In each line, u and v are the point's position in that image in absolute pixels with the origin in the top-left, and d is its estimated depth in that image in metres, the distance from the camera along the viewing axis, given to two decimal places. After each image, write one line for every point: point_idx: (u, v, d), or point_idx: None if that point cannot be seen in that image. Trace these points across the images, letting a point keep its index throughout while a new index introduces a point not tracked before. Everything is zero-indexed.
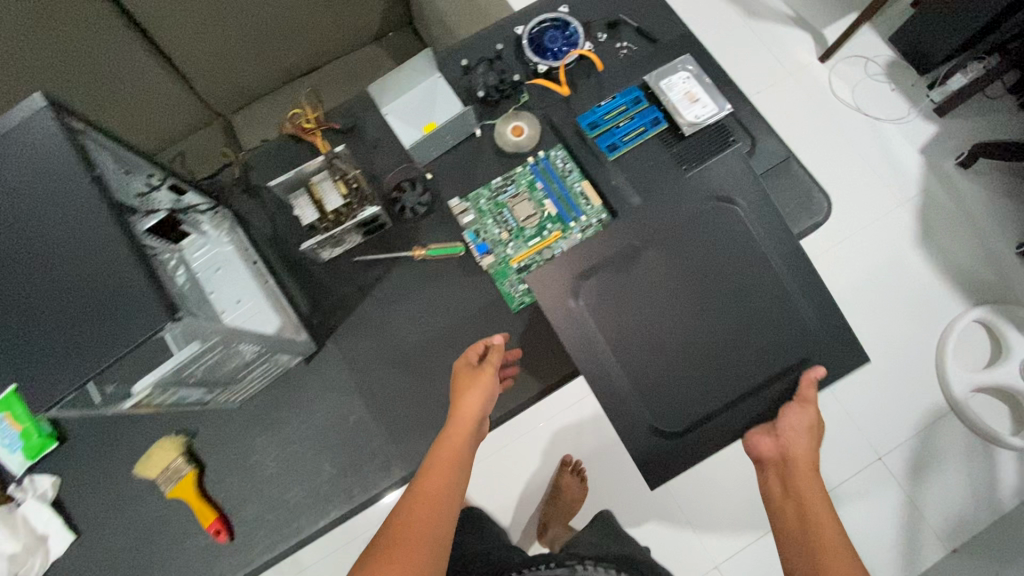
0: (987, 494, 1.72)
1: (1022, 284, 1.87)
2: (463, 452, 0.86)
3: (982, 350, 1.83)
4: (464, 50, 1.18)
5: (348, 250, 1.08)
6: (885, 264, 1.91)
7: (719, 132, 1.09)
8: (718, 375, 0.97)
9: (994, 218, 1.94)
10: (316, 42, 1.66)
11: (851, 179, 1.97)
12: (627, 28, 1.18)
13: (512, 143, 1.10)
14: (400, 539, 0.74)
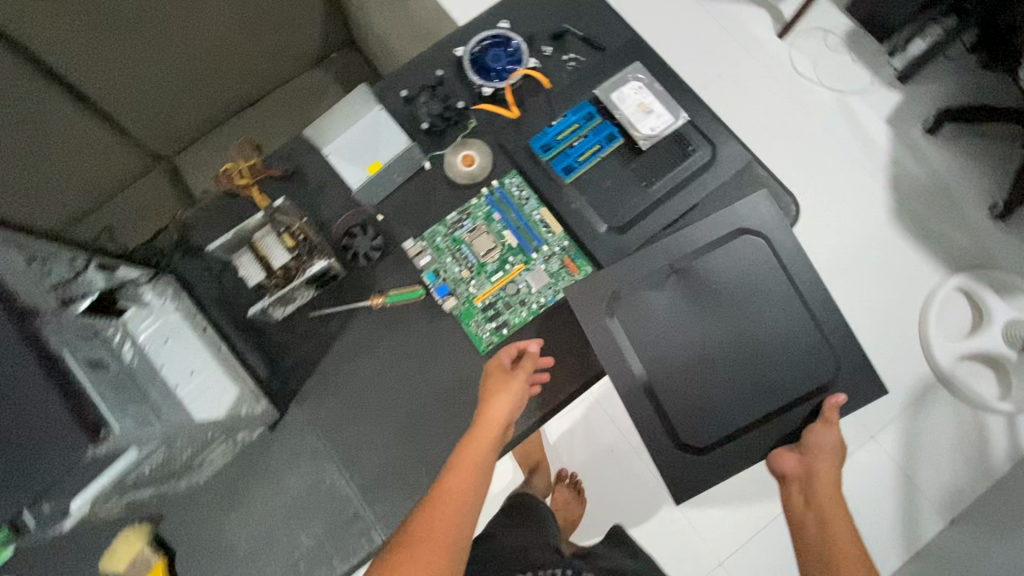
0: (980, 461, 1.73)
1: (996, 247, 1.86)
2: (485, 459, 0.84)
3: (964, 317, 1.82)
4: (403, 77, 1.11)
5: (303, 306, 1.02)
6: (862, 240, 1.88)
7: (677, 142, 1.04)
8: (738, 389, 1.00)
9: (965, 182, 1.92)
10: (253, 71, 1.57)
11: (821, 157, 1.94)
12: (573, 39, 1.13)
13: (464, 174, 1.05)
14: (419, 543, 0.74)
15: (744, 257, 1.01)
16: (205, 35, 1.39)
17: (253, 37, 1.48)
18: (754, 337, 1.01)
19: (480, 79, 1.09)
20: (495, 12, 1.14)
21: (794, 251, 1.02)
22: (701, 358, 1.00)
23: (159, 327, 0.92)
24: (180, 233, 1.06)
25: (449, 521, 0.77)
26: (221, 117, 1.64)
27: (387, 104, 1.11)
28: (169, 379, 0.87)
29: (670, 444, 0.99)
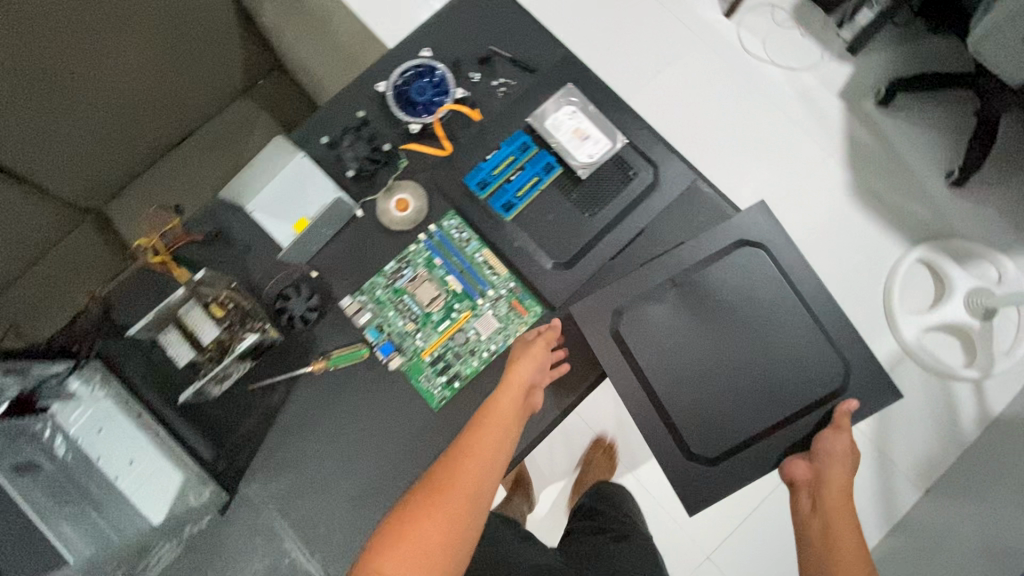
0: (950, 429, 1.76)
1: (956, 214, 1.84)
2: (509, 419, 0.88)
3: (927, 289, 1.81)
4: (324, 120, 1.04)
5: (243, 379, 0.97)
6: (825, 221, 1.85)
7: (618, 167, 1.00)
8: (727, 407, 0.99)
9: (923, 151, 1.88)
10: (175, 108, 1.46)
11: (778, 139, 1.89)
12: (501, 62, 1.06)
13: (398, 220, 0.99)
14: (449, 493, 0.79)
15: (746, 269, 0.99)
16: (113, 75, 1.29)
17: (167, 71, 1.37)
18: (714, 361, 0.99)
19: (407, 114, 1.02)
20: (415, 40, 1.07)
21: (743, 269, 1.00)
22: (705, 371, 0.99)
23: (91, 417, 0.88)
24: (100, 314, 0.99)
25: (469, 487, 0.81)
26: (148, 159, 1.53)
27: (309, 151, 1.03)
28: (107, 472, 0.84)
29: (680, 455, 0.98)
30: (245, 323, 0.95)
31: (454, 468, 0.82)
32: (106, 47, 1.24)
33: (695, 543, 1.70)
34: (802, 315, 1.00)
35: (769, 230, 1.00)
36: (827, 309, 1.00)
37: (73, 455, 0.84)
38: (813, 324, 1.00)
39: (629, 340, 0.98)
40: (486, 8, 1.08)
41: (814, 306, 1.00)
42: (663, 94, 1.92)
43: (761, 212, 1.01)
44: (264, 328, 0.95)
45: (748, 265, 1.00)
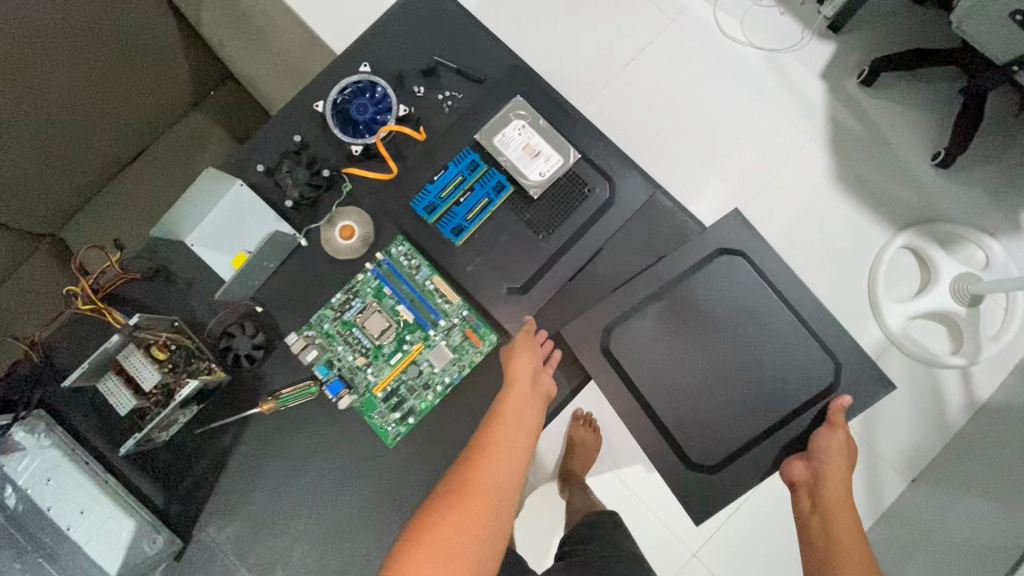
0: (935, 416, 1.64)
1: (944, 198, 1.68)
2: (518, 413, 0.85)
3: (912, 274, 1.67)
4: (263, 146, 0.99)
5: (190, 422, 0.94)
6: (806, 210, 1.69)
7: (573, 183, 0.95)
8: (694, 428, 0.96)
9: (911, 133, 1.71)
10: (122, 122, 1.30)
11: (760, 131, 1.71)
12: (446, 73, 1.00)
13: (342, 248, 0.94)
14: (469, 496, 0.75)
15: (725, 276, 0.96)
16: (44, 81, 1.13)
17: (106, 76, 1.22)
18: (680, 380, 0.97)
19: (349, 135, 0.97)
20: (355, 54, 1.01)
21: (705, 286, 0.97)
22: (671, 389, 0.97)
23: (40, 466, 0.87)
24: (41, 359, 0.95)
25: (488, 494, 0.76)
26: (97, 184, 1.35)
27: (249, 180, 0.99)
28: (58, 521, 0.85)
29: (680, 464, 0.96)
30: (191, 365, 0.91)
31: (468, 477, 0.77)
32: (30, 48, 1.09)
33: (680, 544, 1.54)
34: (769, 329, 0.97)
35: (731, 242, 0.96)
36: (793, 324, 0.96)
37: (24, 505, 0.85)
38: (779, 338, 0.97)
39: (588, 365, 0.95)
40: (428, 16, 1.02)
41: (783, 320, 0.96)
42: (625, 99, 1.74)
43: (722, 224, 0.96)
44: (210, 369, 0.92)
45: (711, 280, 0.96)
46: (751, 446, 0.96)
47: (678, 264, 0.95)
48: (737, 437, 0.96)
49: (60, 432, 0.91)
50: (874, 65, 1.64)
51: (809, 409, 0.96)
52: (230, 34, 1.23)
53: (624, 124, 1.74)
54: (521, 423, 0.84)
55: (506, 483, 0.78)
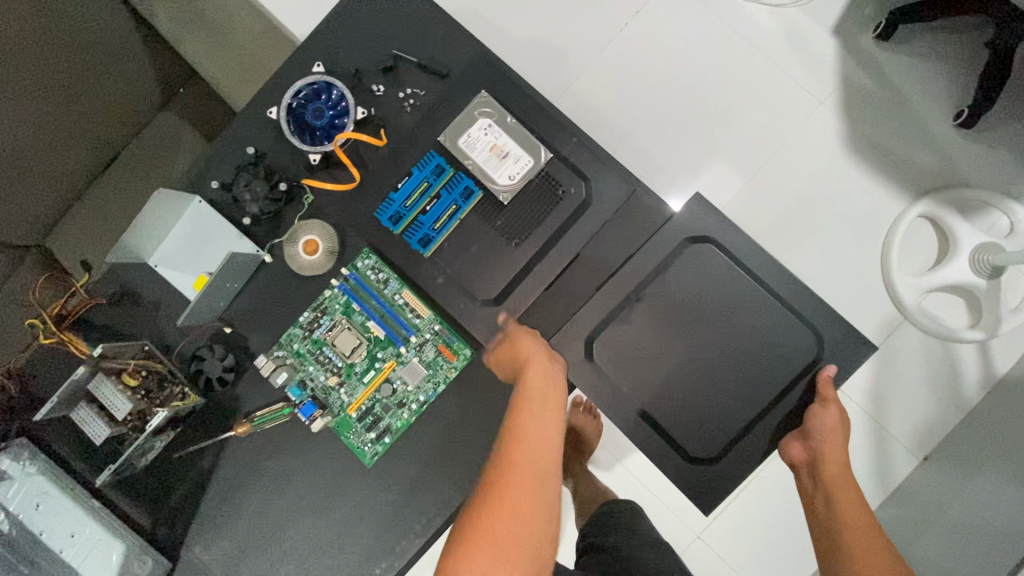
0: (948, 390, 1.41)
1: (973, 163, 1.41)
2: (545, 390, 0.78)
3: (927, 247, 1.41)
4: (220, 160, 0.95)
5: (169, 445, 0.93)
6: (816, 181, 1.43)
7: (545, 185, 0.89)
8: (687, 438, 0.89)
9: (941, 91, 1.43)
10: (94, 126, 1.21)
11: (769, 100, 1.43)
12: (407, 69, 0.93)
13: (307, 264, 0.90)
14: (514, 479, 0.69)
15: (712, 276, 0.89)
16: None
17: (66, 72, 1.12)
18: (670, 390, 0.89)
19: (305, 143, 0.91)
20: (310, 55, 0.95)
21: (693, 288, 0.89)
22: (656, 397, 0.90)
23: (29, 492, 0.86)
24: (16, 390, 0.93)
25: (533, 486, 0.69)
26: (75, 193, 1.26)
27: (209, 196, 0.95)
28: (51, 545, 0.84)
29: (683, 461, 0.89)
30: (165, 391, 0.90)
31: (509, 471, 0.69)
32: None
33: (681, 523, 1.33)
34: (765, 331, 0.89)
35: (719, 237, 0.89)
36: (790, 327, 0.89)
37: (19, 530, 0.85)
38: (776, 341, 0.89)
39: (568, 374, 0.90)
40: (385, 7, 0.94)
41: (780, 324, 0.89)
42: (608, 79, 1.46)
43: (708, 220, 0.89)
44: (183, 394, 0.91)
45: (695, 277, 0.89)
46: (739, 437, 0.89)
47: (662, 262, 0.89)
48: (723, 439, 0.89)
49: (43, 460, 0.89)
50: (895, 14, 1.35)
51: (795, 385, 0.89)
52: (189, 34, 1.18)
53: (611, 107, 1.46)
54: (545, 405, 0.76)
55: (548, 477, 0.70)
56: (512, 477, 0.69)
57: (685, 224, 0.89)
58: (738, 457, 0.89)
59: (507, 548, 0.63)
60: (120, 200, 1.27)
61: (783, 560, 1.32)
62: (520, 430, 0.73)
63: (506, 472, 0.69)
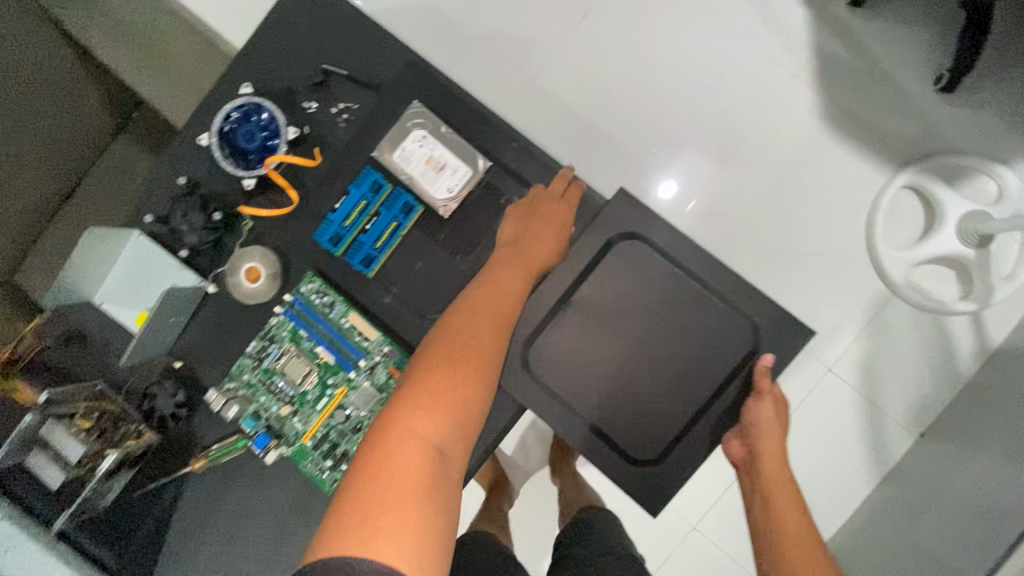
0: (943, 366, 1.27)
1: (960, 128, 1.27)
2: (535, 256, 0.84)
3: (910, 218, 1.28)
4: (154, 193, 0.93)
5: (129, 485, 0.91)
6: (794, 160, 1.29)
7: (484, 193, 0.89)
8: (631, 441, 0.88)
9: (923, 52, 1.28)
10: (47, 157, 1.15)
11: (744, 75, 1.29)
12: (338, 83, 0.90)
13: (251, 292, 0.88)
14: (476, 312, 0.77)
15: (657, 279, 0.87)
16: None
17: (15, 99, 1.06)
18: (621, 396, 0.87)
19: (240, 168, 0.88)
20: (240, 76, 0.92)
21: (642, 291, 0.87)
22: (603, 403, 0.87)
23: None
24: None
25: (488, 323, 0.77)
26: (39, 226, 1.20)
27: (146, 229, 0.91)
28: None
29: (626, 465, 0.88)
30: (118, 431, 0.87)
31: (474, 305, 0.78)
32: None
33: (674, 513, 1.26)
34: (716, 331, 0.87)
35: (664, 236, 0.87)
36: (742, 326, 0.87)
37: None
38: (730, 343, 0.87)
39: (511, 389, 0.87)
40: (310, 19, 0.91)
41: (731, 325, 0.87)
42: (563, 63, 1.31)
43: (651, 222, 0.86)
44: (138, 432, 0.89)
45: (637, 278, 0.87)
46: (681, 439, 0.87)
47: (602, 264, 0.88)
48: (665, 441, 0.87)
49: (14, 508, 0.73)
50: None
51: (733, 381, 0.87)
52: (129, 60, 1.15)
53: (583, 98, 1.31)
54: (519, 286, 0.82)
55: (503, 320, 0.79)
56: (471, 354, 0.74)
57: (624, 222, 0.88)
58: (690, 456, 0.87)
59: (461, 416, 0.68)
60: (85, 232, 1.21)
61: None
62: (484, 309, 0.78)
63: (468, 349, 0.74)
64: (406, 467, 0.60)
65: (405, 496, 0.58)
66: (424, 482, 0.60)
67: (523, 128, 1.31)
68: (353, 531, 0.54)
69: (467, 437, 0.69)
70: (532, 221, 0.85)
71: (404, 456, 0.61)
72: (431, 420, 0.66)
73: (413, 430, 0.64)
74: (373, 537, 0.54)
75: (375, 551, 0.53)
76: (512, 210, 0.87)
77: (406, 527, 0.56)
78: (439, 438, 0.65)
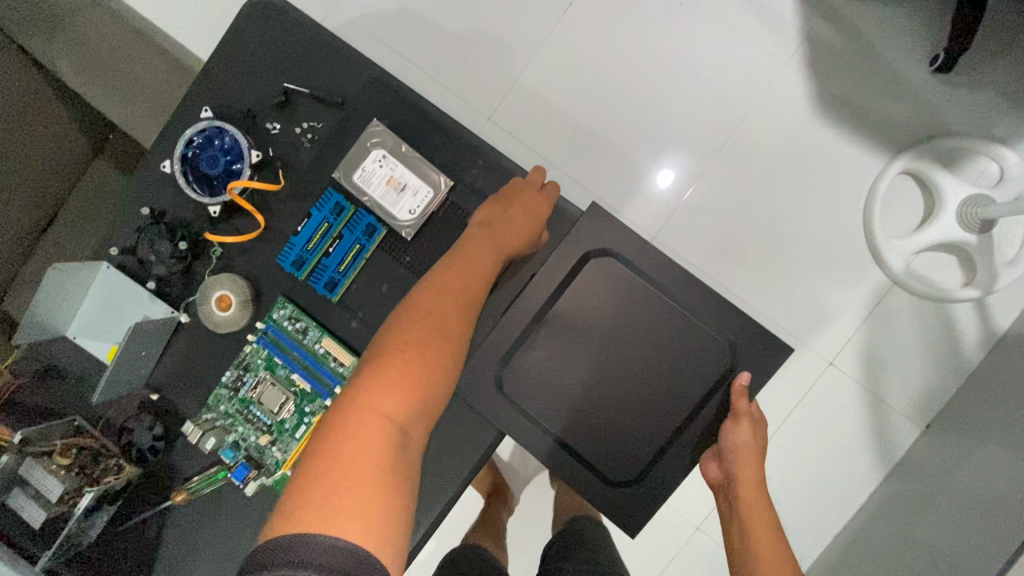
0: (948, 356, 1.21)
1: (959, 105, 1.21)
2: (507, 240, 0.83)
3: (908, 206, 1.22)
4: (122, 225, 0.91)
5: (112, 521, 0.89)
6: (787, 148, 1.23)
7: (447, 211, 0.89)
8: (607, 462, 0.92)
9: (916, 28, 1.22)
10: (20, 181, 1.09)
11: (729, 62, 1.24)
12: (301, 102, 0.90)
13: (223, 320, 0.85)
14: (443, 290, 0.76)
15: (630, 297, 0.91)
16: None
17: None
18: (605, 404, 0.91)
19: (204, 194, 0.87)
20: (203, 101, 0.91)
21: (614, 303, 0.91)
22: (584, 408, 0.91)
23: None
24: None
25: (457, 300, 0.76)
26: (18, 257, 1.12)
27: (114, 262, 0.90)
28: None
29: (602, 482, 0.92)
30: (99, 466, 0.85)
31: (441, 283, 0.76)
32: None
33: (674, 513, 1.18)
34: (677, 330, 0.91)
35: (624, 252, 0.91)
36: (713, 327, 0.91)
37: None
38: (704, 343, 0.91)
39: (489, 404, 0.92)
40: (270, 40, 0.91)
41: (701, 328, 0.91)
42: (541, 58, 1.26)
43: (620, 231, 0.91)
44: (118, 467, 0.87)
45: (612, 294, 0.91)
46: (663, 454, 0.91)
47: (578, 276, 0.91)
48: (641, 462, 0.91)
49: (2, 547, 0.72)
50: None
51: (714, 396, 0.91)
52: (96, 82, 1.12)
53: (563, 95, 1.26)
54: (487, 267, 0.81)
55: (470, 296, 0.78)
56: (436, 334, 0.71)
57: (591, 237, 0.91)
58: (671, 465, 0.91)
59: (424, 397, 0.66)
60: (62, 261, 1.13)
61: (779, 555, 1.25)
62: (450, 288, 0.75)
63: (433, 328, 0.72)
64: (368, 447, 0.59)
65: (368, 476, 0.56)
66: (386, 462, 0.59)
67: (500, 132, 1.27)
68: (308, 512, 0.52)
69: (430, 417, 0.67)
70: (509, 205, 0.86)
71: (368, 434, 0.60)
72: (394, 401, 0.63)
73: (373, 410, 0.62)
74: (334, 517, 0.52)
75: (336, 530, 0.51)
76: (490, 198, 0.88)
77: (367, 503, 0.54)
78: (402, 419, 0.63)
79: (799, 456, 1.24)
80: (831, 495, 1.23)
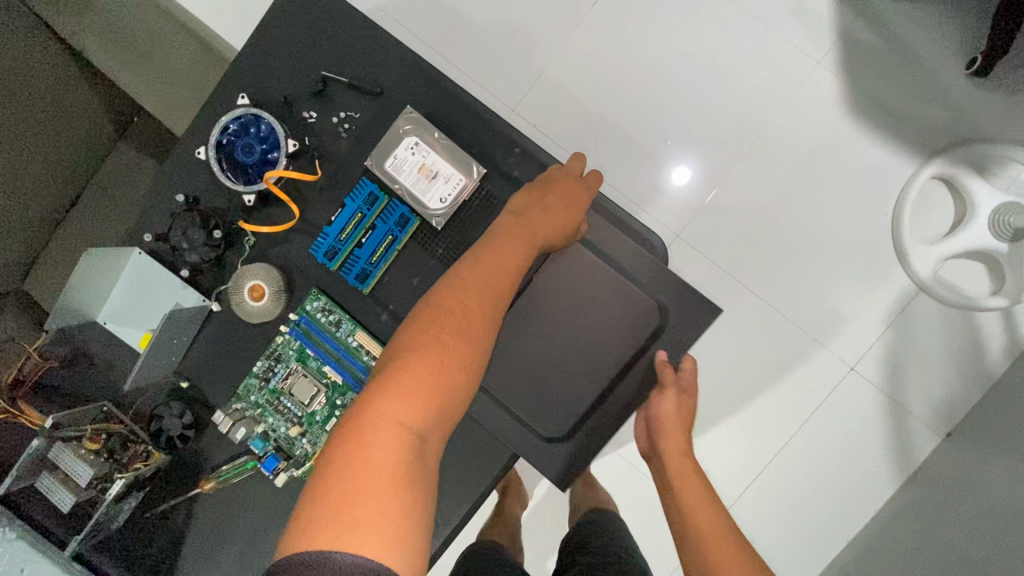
0: (971, 364, 1.19)
1: (994, 109, 1.18)
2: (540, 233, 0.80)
3: (937, 210, 1.19)
4: (156, 211, 0.91)
5: (139, 505, 0.89)
6: (818, 150, 1.21)
7: (479, 200, 0.88)
8: (533, 425, 0.91)
9: (954, 31, 1.19)
10: (46, 162, 1.08)
11: (761, 60, 1.22)
12: (338, 91, 0.88)
13: (257, 311, 0.85)
14: (466, 287, 0.72)
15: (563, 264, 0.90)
16: None
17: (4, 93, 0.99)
18: (621, 395, 0.90)
19: (240, 182, 0.86)
20: (240, 87, 0.90)
21: (643, 302, 0.90)
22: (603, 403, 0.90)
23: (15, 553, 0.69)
24: None
25: (484, 298, 0.72)
26: (44, 235, 1.13)
27: (146, 249, 0.89)
28: None
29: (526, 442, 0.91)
30: (128, 452, 0.84)
31: (465, 280, 0.73)
32: None
33: None
34: (697, 324, 0.90)
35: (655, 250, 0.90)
36: None
37: None
38: None
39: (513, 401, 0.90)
40: (307, 27, 0.89)
41: None
42: (570, 51, 1.24)
43: None
44: (146, 453, 0.86)
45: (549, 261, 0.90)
46: (584, 421, 0.91)
47: (609, 267, 0.90)
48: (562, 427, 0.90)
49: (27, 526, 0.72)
50: None
51: (636, 368, 0.90)
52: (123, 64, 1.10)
53: (592, 90, 1.24)
54: (517, 259, 0.77)
55: (496, 292, 0.74)
56: (457, 335, 0.68)
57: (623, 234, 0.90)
58: None
59: (444, 402, 0.63)
60: (87, 242, 1.13)
61: (796, 562, 1.23)
62: (471, 286, 0.72)
63: (455, 328, 0.68)
64: (385, 457, 0.56)
65: (386, 486, 0.54)
66: (403, 473, 0.56)
67: (529, 126, 1.25)
68: (325, 526, 0.51)
69: (449, 422, 0.64)
70: (545, 195, 0.83)
71: (385, 442, 0.57)
72: (412, 406, 0.61)
73: (389, 418, 0.59)
74: (348, 531, 0.51)
75: (355, 545, 0.50)
76: (529, 184, 0.86)
77: (384, 519, 0.52)
78: (419, 426, 0.60)
79: (820, 461, 1.23)
80: (849, 501, 1.22)
